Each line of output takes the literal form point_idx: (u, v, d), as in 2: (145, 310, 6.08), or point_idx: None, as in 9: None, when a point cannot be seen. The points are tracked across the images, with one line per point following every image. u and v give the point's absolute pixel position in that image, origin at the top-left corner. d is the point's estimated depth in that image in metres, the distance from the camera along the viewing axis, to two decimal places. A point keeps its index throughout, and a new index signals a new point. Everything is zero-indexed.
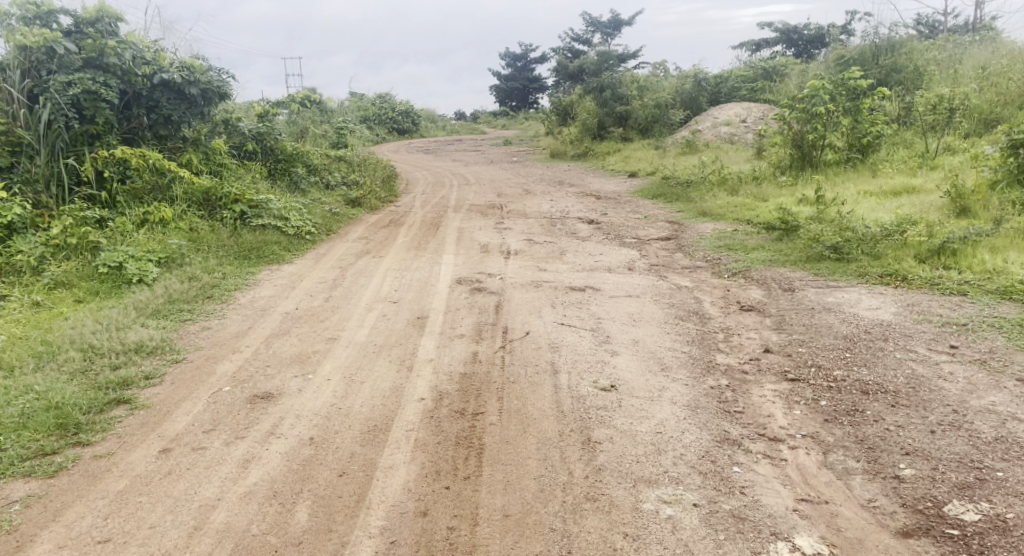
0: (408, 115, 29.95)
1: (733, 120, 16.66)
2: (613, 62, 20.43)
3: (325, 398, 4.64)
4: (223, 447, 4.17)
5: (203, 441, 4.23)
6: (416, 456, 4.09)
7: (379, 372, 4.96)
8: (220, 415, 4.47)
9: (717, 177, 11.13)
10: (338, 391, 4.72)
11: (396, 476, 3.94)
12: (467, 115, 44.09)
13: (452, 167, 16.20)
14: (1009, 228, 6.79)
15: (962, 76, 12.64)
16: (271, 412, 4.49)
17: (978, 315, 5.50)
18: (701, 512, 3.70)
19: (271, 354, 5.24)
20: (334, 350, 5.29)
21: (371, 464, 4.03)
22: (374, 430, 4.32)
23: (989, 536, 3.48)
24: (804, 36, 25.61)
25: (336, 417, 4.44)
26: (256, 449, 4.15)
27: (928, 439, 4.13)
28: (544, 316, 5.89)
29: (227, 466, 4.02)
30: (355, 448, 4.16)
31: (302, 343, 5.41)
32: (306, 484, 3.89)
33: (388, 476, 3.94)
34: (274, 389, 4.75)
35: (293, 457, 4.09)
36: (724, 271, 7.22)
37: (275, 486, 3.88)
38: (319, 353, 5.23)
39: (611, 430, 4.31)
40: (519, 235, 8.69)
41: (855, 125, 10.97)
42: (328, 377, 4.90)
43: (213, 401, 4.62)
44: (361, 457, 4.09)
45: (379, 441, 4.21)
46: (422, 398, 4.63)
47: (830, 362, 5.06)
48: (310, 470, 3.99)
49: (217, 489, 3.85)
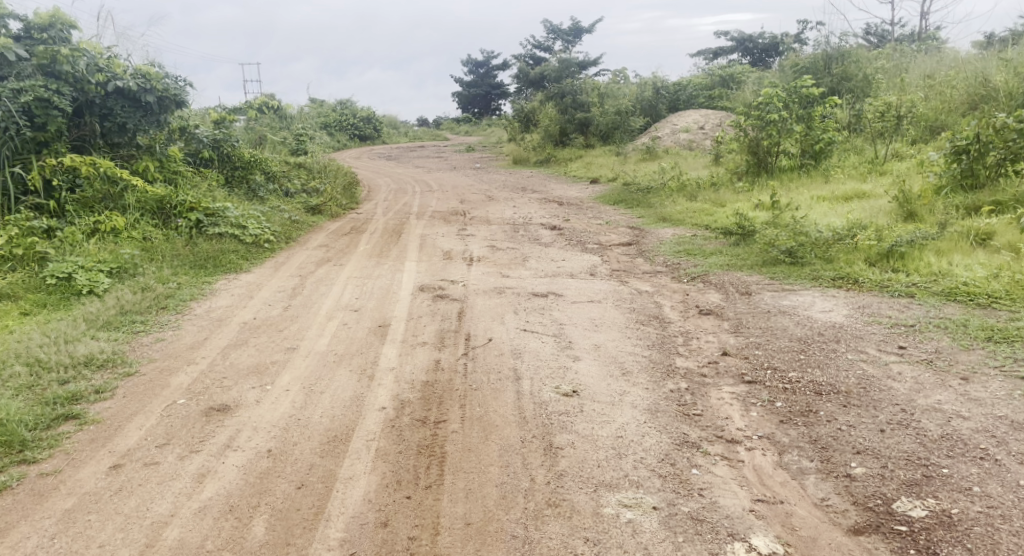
0: (369, 121, 29.76)
1: (691, 126, 16.89)
2: (573, 70, 21.11)
3: (284, 409, 4.60)
4: (177, 461, 4.12)
5: (156, 457, 4.16)
6: (376, 466, 4.08)
7: (339, 382, 4.93)
8: (174, 429, 4.41)
9: (677, 184, 11.28)
10: (297, 402, 4.68)
11: (356, 487, 3.92)
12: (430, 121, 43.97)
13: (415, 173, 16.19)
14: (953, 232, 6.99)
15: (909, 84, 12.99)
16: (227, 425, 4.44)
17: (925, 316, 5.66)
18: (661, 515, 3.74)
19: (228, 365, 5.19)
20: (293, 360, 5.25)
21: (331, 475, 4.01)
22: (333, 441, 4.30)
23: (935, 531, 3.56)
24: (759, 45, 26.07)
25: (296, 428, 4.41)
26: (211, 463, 4.10)
27: (878, 437, 4.23)
28: (506, 323, 5.92)
29: (181, 481, 3.97)
30: (314, 459, 4.13)
31: (261, 353, 5.36)
32: (263, 498, 3.85)
33: (347, 488, 3.92)
34: (230, 401, 4.70)
35: (250, 470, 4.05)
36: (683, 275, 7.32)
37: (231, 500, 3.84)
38: (277, 364, 5.19)
39: (573, 436, 4.34)
40: (482, 241, 8.70)
41: (808, 132, 11.19)
42: (286, 388, 4.86)
43: (166, 415, 4.55)
44: (320, 468, 4.07)
45: (339, 452, 4.19)
46: (383, 407, 4.62)
47: (785, 364, 5.16)
48: (268, 483, 3.96)
49: (170, 505, 3.80)
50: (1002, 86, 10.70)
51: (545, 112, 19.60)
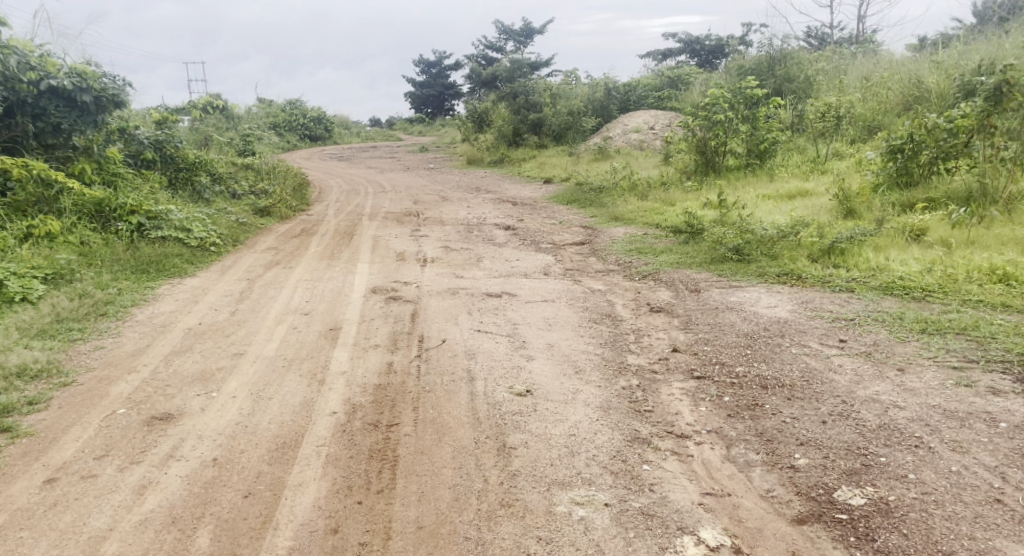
0: (320, 122, 29.40)
1: (642, 126, 17.11)
2: (525, 70, 21.23)
3: (230, 416, 4.55)
4: (116, 473, 4.04)
5: (93, 469, 4.08)
6: (327, 472, 4.06)
7: (289, 388, 4.89)
8: (113, 440, 4.33)
9: (628, 184, 11.43)
10: (244, 409, 4.63)
11: (306, 493, 3.90)
12: (382, 121, 43.56)
13: (367, 174, 16.09)
14: (890, 228, 7.21)
15: (847, 85, 13.37)
16: (170, 434, 4.38)
17: (864, 310, 5.83)
18: (612, 511, 3.79)
19: (172, 372, 5.10)
20: (239, 366, 5.19)
21: (279, 483, 3.98)
22: (282, 447, 4.26)
23: (874, 518, 3.65)
24: (705, 47, 26.52)
25: (243, 435, 4.37)
26: (152, 474, 4.04)
27: (820, 428, 4.35)
28: (459, 323, 5.93)
29: (121, 494, 3.90)
30: (261, 467, 4.10)
31: (207, 359, 5.29)
32: (208, 508, 3.81)
33: (296, 495, 3.89)
34: (174, 410, 4.63)
35: (194, 480, 4.00)
36: (634, 274, 7.40)
37: (174, 511, 3.78)
38: (223, 371, 5.12)
39: (526, 435, 4.37)
40: (435, 242, 8.70)
41: (754, 132, 11.37)
42: (232, 395, 4.80)
43: (105, 425, 4.46)
44: (268, 476, 4.03)
45: (288, 459, 4.16)
46: (334, 412, 4.60)
47: (732, 359, 5.27)
48: (213, 492, 3.91)
49: (108, 519, 3.73)
50: (935, 88, 11.08)
51: (498, 112, 19.66)
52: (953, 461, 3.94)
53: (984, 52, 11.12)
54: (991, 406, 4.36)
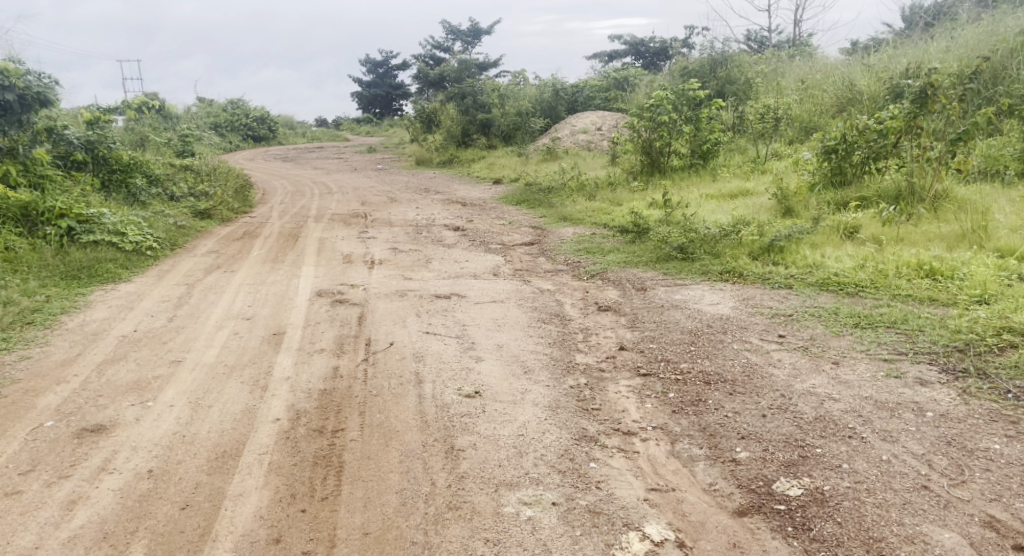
0: (263, 121, 28.90)
1: (589, 127, 17.27)
2: (473, 70, 21.26)
3: (167, 426, 4.47)
4: (44, 489, 3.94)
5: (19, 485, 3.97)
6: (269, 480, 4.02)
7: (230, 395, 4.82)
8: (41, 454, 4.22)
9: (576, 184, 11.54)
10: (181, 418, 4.56)
11: (247, 503, 3.86)
12: (330, 121, 43.04)
13: (313, 175, 15.91)
14: (826, 226, 7.42)
15: (785, 87, 13.72)
16: (101, 446, 4.28)
17: (802, 306, 6.00)
18: (559, 510, 3.83)
19: (104, 382, 4.99)
20: (177, 374, 5.10)
21: (218, 493, 3.93)
22: (222, 457, 4.21)
23: (810, 507, 3.76)
24: (650, 49, 26.89)
25: (180, 445, 4.30)
26: (83, 488, 3.95)
27: (760, 422, 4.47)
28: (408, 326, 5.92)
29: (49, 510, 3.80)
30: (200, 477, 4.04)
31: (142, 368, 5.18)
32: (143, 521, 3.74)
33: (237, 505, 3.85)
34: (106, 421, 4.53)
35: (128, 493, 3.92)
36: (583, 274, 7.48)
37: (106, 527, 3.71)
38: (160, 379, 5.03)
39: (474, 437, 4.39)
40: (383, 244, 8.65)
41: (697, 132, 11.61)
42: (169, 404, 4.71)
43: (32, 439, 4.35)
44: (206, 487, 3.97)
45: (228, 469, 4.10)
46: (276, 418, 4.55)
47: (677, 356, 5.38)
48: (148, 505, 3.84)
49: (35, 537, 3.64)
50: (868, 90, 11.45)
51: (446, 113, 19.64)
52: (884, 450, 4.08)
53: (912, 56, 11.53)
54: (918, 396, 4.53)
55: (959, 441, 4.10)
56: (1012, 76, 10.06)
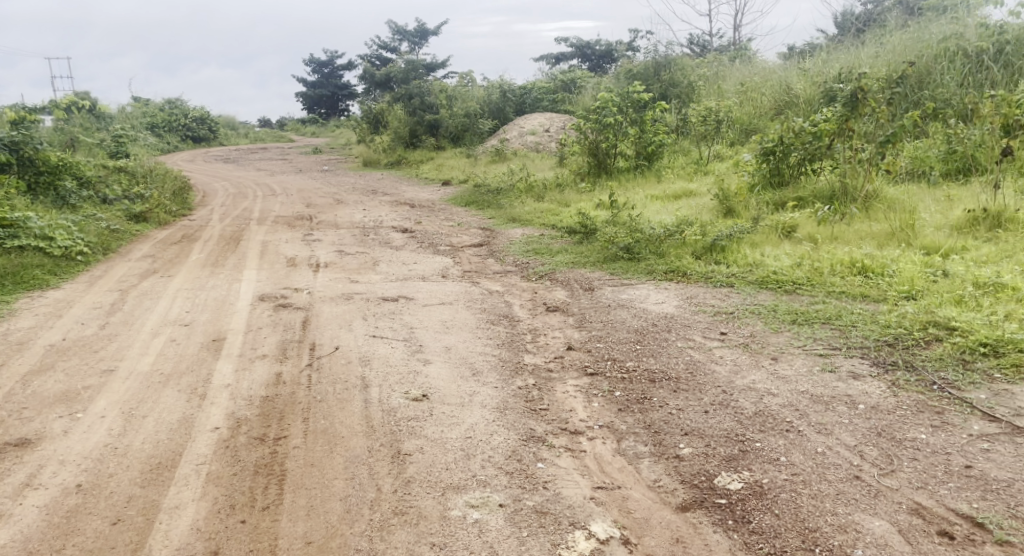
0: (203, 122, 28.29)
1: (537, 129, 17.35)
2: (420, 71, 21.18)
3: (98, 438, 4.38)
4: None
5: None
6: (207, 491, 3.96)
7: (166, 404, 4.74)
8: None
9: (524, 186, 11.60)
10: (113, 429, 4.47)
11: (183, 516, 3.80)
12: (274, 121, 42.38)
13: (256, 176, 15.65)
14: (765, 226, 7.60)
15: (725, 90, 14.02)
16: (27, 461, 4.17)
17: (743, 303, 6.14)
18: (506, 511, 3.86)
19: (30, 393, 4.85)
20: (109, 383, 4.99)
21: (153, 507, 3.86)
22: (156, 469, 4.13)
23: (749, 501, 3.85)
24: (596, 51, 27.14)
25: (111, 458, 4.21)
26: (6, 506, 3.85)
27: (703, 418, 4.57)
28: (354, 329, 5.89)
29: None
30: (133, 491, 3.96)
31: (71, 378, 5.06)
32: (72, 538, 3.66)
33: (172, 518, 3.79)
34: (32, 434, 4.41)
35: (55, 509, 3.83)
36: (532, 274, 7.53)
37: (30, 545, 3.62)
38: (90, 389, 4.92)
39: (421, 440, 4.40)
40: (329, 247, 8.57)
41: (641, 134, 11.78)
42: (101, 415, 4.62)
43: None
44: (139, 500, 3.90)
45: (163, 481, 4.04)
46: (215, 427, 4.49)
47: (623, 355, 5.46)
48: (77, 521, 3.75)
49: None
50: (804, 94, 11.77)
51: (393, 113, 19.55)
52: (819, 443, 4.21)
53: (845, 61, 11.90)
54: (851, 389, 4.68)
55: (889, 432, 4.25)
56: (936, 81, 10.45)
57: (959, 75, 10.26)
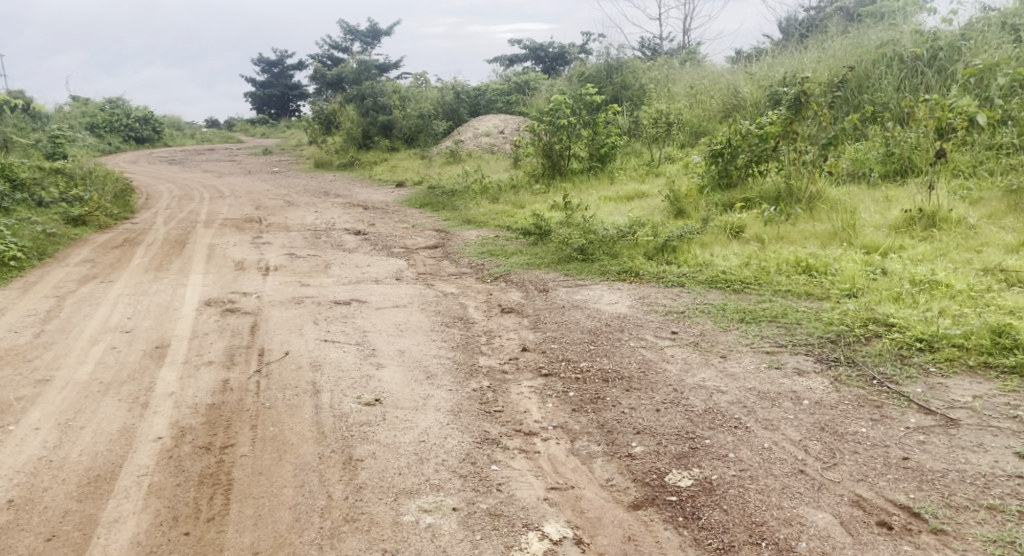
0: (146, 122, 27.66)
1: (492, 130, 17.36)
2: (372, 71, 21.02)
3: (32, 452, 4.27)
4: None
5: None
6: (148, 504, 3.89)
7: (105, 414, 4.63)
8: None
9: (479, 187, 11.59)
10: (49, 442, 4.35)
11: (123, 530, 3.72)
12: (221, 121, 41.63)
13: (203, 178, 15.35)
14: (715, 226, 7.72)
15: (675, 93, 14.22)
16: None
17: (693, 302, 6.23)
18: (460, 515, 3.85)
19: None
20: (45, 394, 4.86)
21: (91, 521, 3.77)
22: (94, 482, 4.04)
23: (699, 498, 3.91)
24: (549, 53, 27.30)
25: (46, 471, 4.10)
26: None
27: (654, 416, 4.62)
28: (305, 334, 5.83)
29: None
30: (69, 505, 3.87)
31: (4, 389, 4.91)
32: None
33: (111, 532, 3.71)
34: None
35: None
36: (487, 276, 7.54)
37: None
38: (25, 400, 4.78)
39: (374, 445, 4.37)
40: (279, 250, 8.46)
41: (594, 136, 11.88)
42: (35, 427, 4.49)
43: None
44: (76, 515, 3.81)
45: (102, 494, 3.95)
46: (158, 437, 4.40)
47: (577, 355, 5.50)
48: (9, 539, 3.65)
49: None
50: (751, 98, 12.02)
51: (346, 114, 19.39)
52: (766, 438, 4.30)
53: (790, 65, 12.18)
54: (796, 385, 4.79)
55: (832, 427, 4.36)
56: (874, 85, 10.75)
57: (896, 79, 10.57)
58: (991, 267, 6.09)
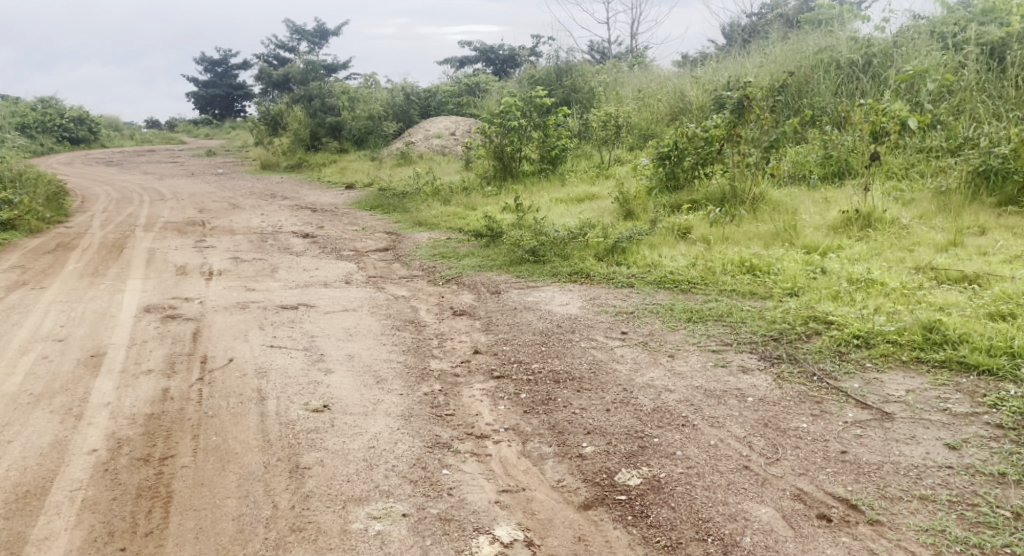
0: (81, 123, 26.89)
1: (443, 132, 17.28)
2: (319, 72, 20.73)
3: None
4: None
5: None
6: (82, 519, 3.76)
7: (36, 427, 4.48)
8: None
9: (431, 189, 11.52)
10: None
11: (54, 547, 3.59)
12: (161, 122, 40.64)
13: (143, 180, 14.97)
14: (663, 228, 7.80)
15: (624, 96, 14.35)
16: None
17: (643, 303, 6.28)
18: (409, 521, 3.81)
19: None
20: None
21: (19, 540, 3.64)
22: (23, 498, 3.90)
23: (647, 496, 3.93)
24: (499, 56, 27.32)
25: None
26: None
27: (604, 416, 4.64)
28: (250, 340, 5.71)
29: None
30: None
31: None
32: None
33: (42, 550, 3.58)
34: None
35: None
36: (438, 278, 7.50)
37: None
38: None
39: (321, 453, 4.30)
40: (223, 253, 8.29)
41: (545, 138, 11.91)
42: None
43: None
44: (3, 533, 3.67)
45: (32, 510, 3.81)
46: (93, 449, 4.27)
47: (529, 356, 5.49)
48: None
49: None
50: (697, 101, 12.19)
51: (293, 115, 19.10)
52: (712, 436, 4.34)
53: (735, 69, 12.38)
54: (741, 382, 4.85)
55: (775, 422, 4.42)
56: (813, 90, 10.98)
57: (833, 84, 10.82)
58: (922, 266, 6.26)
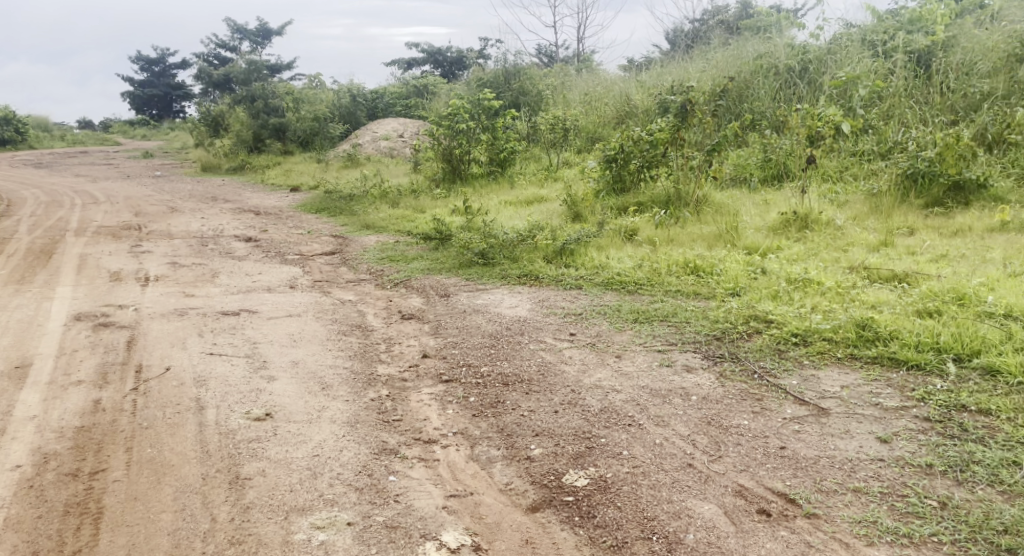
0: (10, 124, 25.95)
1: (391, 135, 17.12)
2: (262, 72, 20.33)
3: None
4: None
5: None
6: (4, 540, 3.60)
7: None
8: None
9: (378, 192, 11.38)
10: None
11: None
12: (96, 123, 39.38)
13: (76, 183, 14.49)
14: (610, 230, 7.83)
15: (572, 99, 14.40)
16: None
17: (590, 304, 6.28)
18: (354, 529, 3.73)
19: None
20: None
21: None
22: None
23: (594, 496, 3.91)
24: (447, 58, 27.21)
25: None
26: None
27: (552, 418, 4.61)
28: (188, 347, 5.55)
29: None
30: None
31: None
32: None
33: None
34: None
35: None
36: (386, 282, 7.40)
37: None
38: None
39: (263, 462, 4.18)
40: (161, 259, 8.06)
41: (494, 141, 11.86)
42: None
43: None
44: None
45: None
46: (17, 466, 4.09)
47: (478, 360, 5.44)
48: None
49: None
50: (642, 105, 12.29)
51: (235, 116, 18.69)
52: (658, 435, 4.35)
53: (679, 74, 12.53)
54: (686, 381, 4.88)
55: (718, 420, 4.45)
56: (754, 94, 11.17)
57: (773, 89, 11.02)
58: (856, 266, 6.38)
